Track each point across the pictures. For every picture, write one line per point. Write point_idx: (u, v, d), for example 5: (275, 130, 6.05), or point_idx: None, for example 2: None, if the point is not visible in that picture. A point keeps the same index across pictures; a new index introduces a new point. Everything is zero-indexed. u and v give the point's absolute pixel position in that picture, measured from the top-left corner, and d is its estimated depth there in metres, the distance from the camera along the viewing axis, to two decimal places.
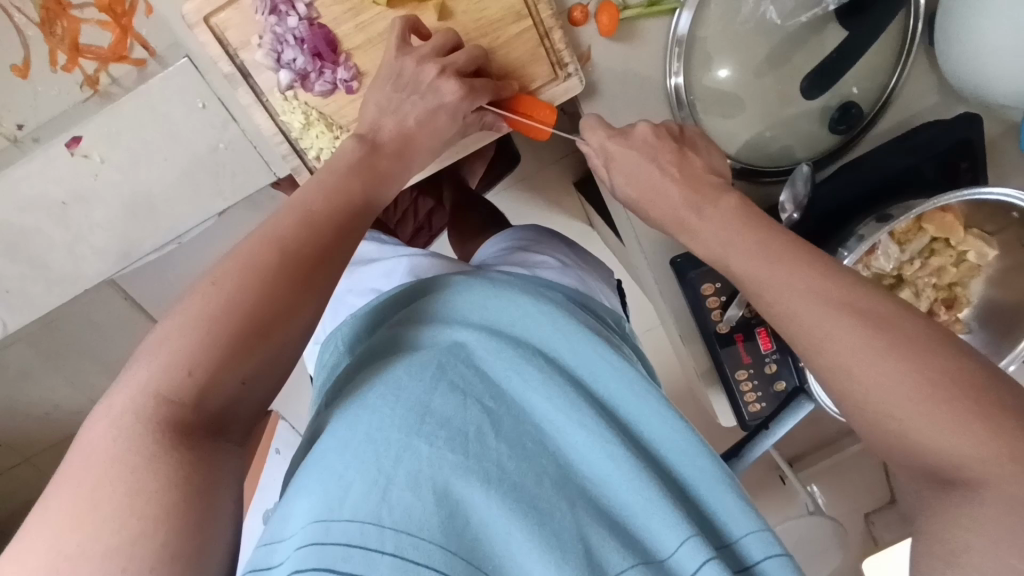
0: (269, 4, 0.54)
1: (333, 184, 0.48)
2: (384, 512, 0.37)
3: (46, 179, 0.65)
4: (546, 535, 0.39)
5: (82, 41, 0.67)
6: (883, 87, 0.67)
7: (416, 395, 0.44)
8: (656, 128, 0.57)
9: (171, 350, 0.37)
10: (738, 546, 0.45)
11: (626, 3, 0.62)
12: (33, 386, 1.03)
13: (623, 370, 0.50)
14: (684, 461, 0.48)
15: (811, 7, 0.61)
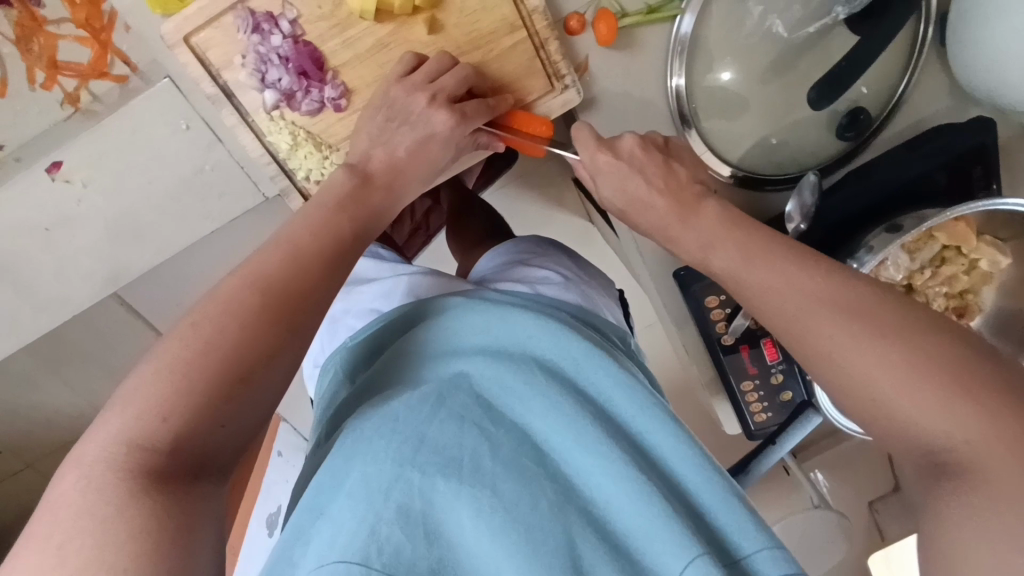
0: (251, 22, 0.52)
1: (320, 220, 0.47)
2: (373, 552, 0.36)
3: (28, 206, 0.61)
4: (540, 564, 0.37)
5: (60, 57, 0.65)
6: (891, 91, 0.65)
7: (412, 425, 0.42)
8: (642, 139, 0.54)
9: (145, 395, 0.36)
10: (748, 563, 0.41)
11: (625, 11, 0.59)
12: (28, 399, 1.02)
13: (627, 387, 0.48)
14: (692, 476, 0.45)
15: (819, 17, 0.58)
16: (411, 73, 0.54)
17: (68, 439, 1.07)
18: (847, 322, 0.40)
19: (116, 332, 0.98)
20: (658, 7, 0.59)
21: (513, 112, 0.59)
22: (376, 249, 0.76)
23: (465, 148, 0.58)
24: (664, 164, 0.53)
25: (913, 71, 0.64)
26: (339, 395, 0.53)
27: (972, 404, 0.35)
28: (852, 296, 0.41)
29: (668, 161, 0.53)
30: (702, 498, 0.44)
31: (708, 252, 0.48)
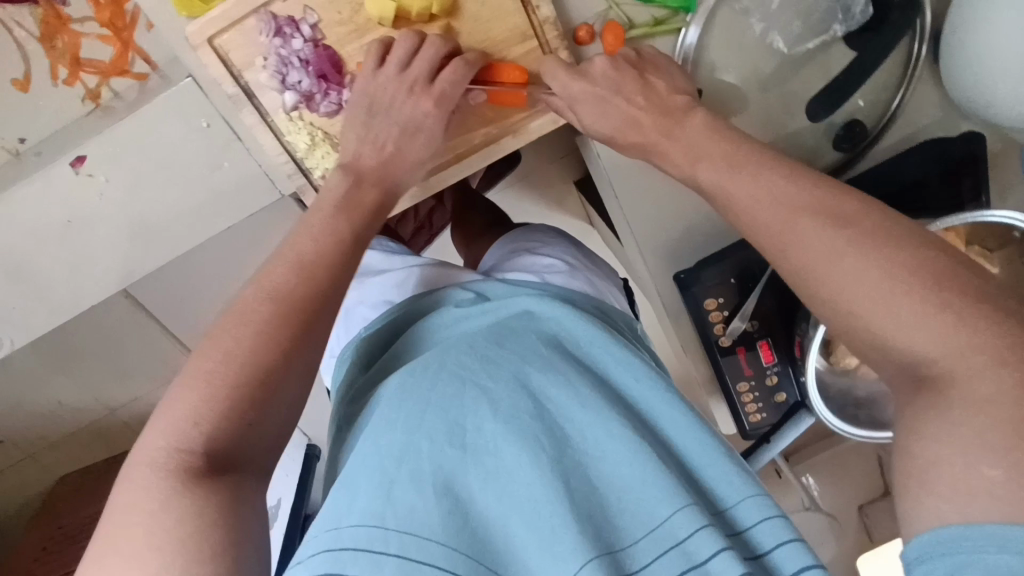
0: (274, 26, 0.54)
1: (329, 225, 0.51)
2: (387, 514, 0.38)
3: (50, 201, 0.62)
4: (543, 516, 0.39)
5: (82, 55, 0.67)
6: (887, 104, 0.67)
7: (418, 395, 0.44)
8: (612, 59, 0.56)
9: (186, 400, 0.40)
10: (731, 513, 0.43)
11: (633, 22, 0.60)
12: (38, 392, 1.05)
13: (622, 356, 0.50)
14: (683, 436, 0.47)
15: (819, 33, 0.61)
16: (381, 65, 0.54)
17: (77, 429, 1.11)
18: (836, 322, 0.42)
19: (123, 326, 1.01)
20: (664, 18, 0.60)
21: (483, 67, 0.58)
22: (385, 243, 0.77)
23: (456, 112, 0.61)
24: (640, 79, 0.55)
25: (907, 87, 0.66)
26: (354, 382, 0.55)
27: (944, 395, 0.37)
28: (836, 266, 0.41)
29: (643, 77, 0.56)
30: (690, 456, 0.46)
31: (694, 160, 0.51)
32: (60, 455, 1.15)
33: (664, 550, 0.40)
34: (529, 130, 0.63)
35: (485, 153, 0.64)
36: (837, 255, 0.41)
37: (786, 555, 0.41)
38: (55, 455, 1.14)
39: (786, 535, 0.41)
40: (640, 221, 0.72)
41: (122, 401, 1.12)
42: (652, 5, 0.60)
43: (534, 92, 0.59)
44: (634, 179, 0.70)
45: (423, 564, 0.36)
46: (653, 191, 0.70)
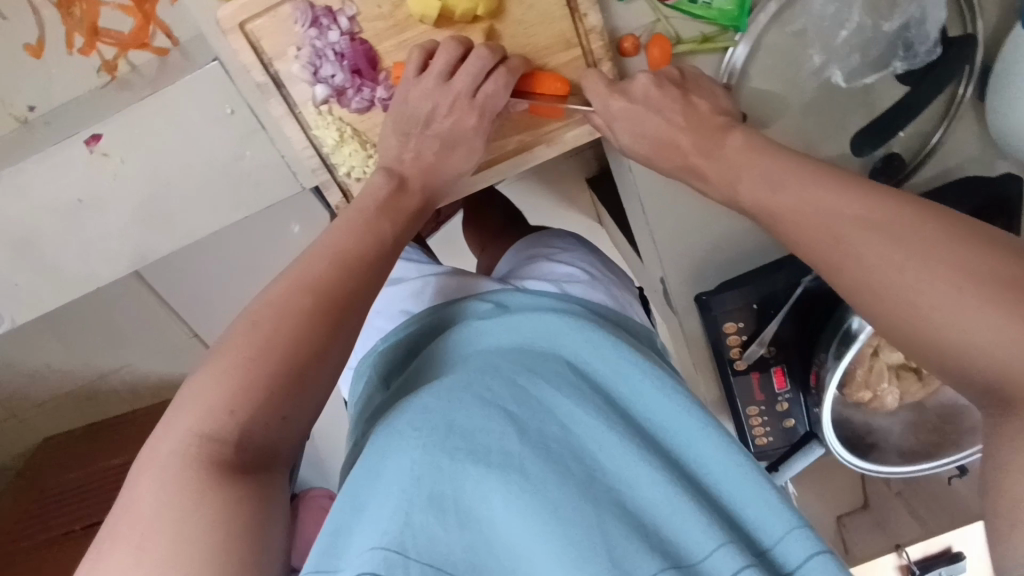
0: (310, 16, 0.51)
1: (361, 226, 0.49)
2: (408, 541, 0.35)
3: (61, 179, 0.60)
4: (576, 551, 0.35)
5: (101, 24, 0.64)
6: (926, 139, 0.66)
7: (439, 415, 0.41)
8: (656, 77, 0.54)
9: (208, 396, 0.39)
10: (774, 552, 0.40)
11: (680, 36, 0.57)
12: (41, 346, 1.12)
13: (651, 376, 0.47)
14: (719, 468, 0.43)
15: (878, 68, 0.59)
16: (422, 71, 0.53)
17: (79, 383, 1.19)
18: None
19: (127, 297, 1.07)
20: (710, 37, 0.57)
21: (524, 76, 0.56)
22: (413, 250, 0.75)
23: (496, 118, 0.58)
24: (684, 99, 0.53)
25: (948, 124, 0.65)
26: (373, 400, 0.53)
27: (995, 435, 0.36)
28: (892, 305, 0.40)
29: (686, 96, 0.53)
30: (727, 489, 0.43)
31: (732, 183, 0.49)
32: (57, 408, 1.23)
33: None
34: (563, 140, 0.61)
35: (515, 160, 0.62)
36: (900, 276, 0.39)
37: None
38: (54, 407, 1.22)
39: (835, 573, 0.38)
40: (667, 241, 0.69)
41: (111, 366, 1.19)
42: (700, 21, 0.57)
43: (573, 106, 0.57)
44: (664, 195, 0.66)
45: None
46: (682, 206, 0.67)
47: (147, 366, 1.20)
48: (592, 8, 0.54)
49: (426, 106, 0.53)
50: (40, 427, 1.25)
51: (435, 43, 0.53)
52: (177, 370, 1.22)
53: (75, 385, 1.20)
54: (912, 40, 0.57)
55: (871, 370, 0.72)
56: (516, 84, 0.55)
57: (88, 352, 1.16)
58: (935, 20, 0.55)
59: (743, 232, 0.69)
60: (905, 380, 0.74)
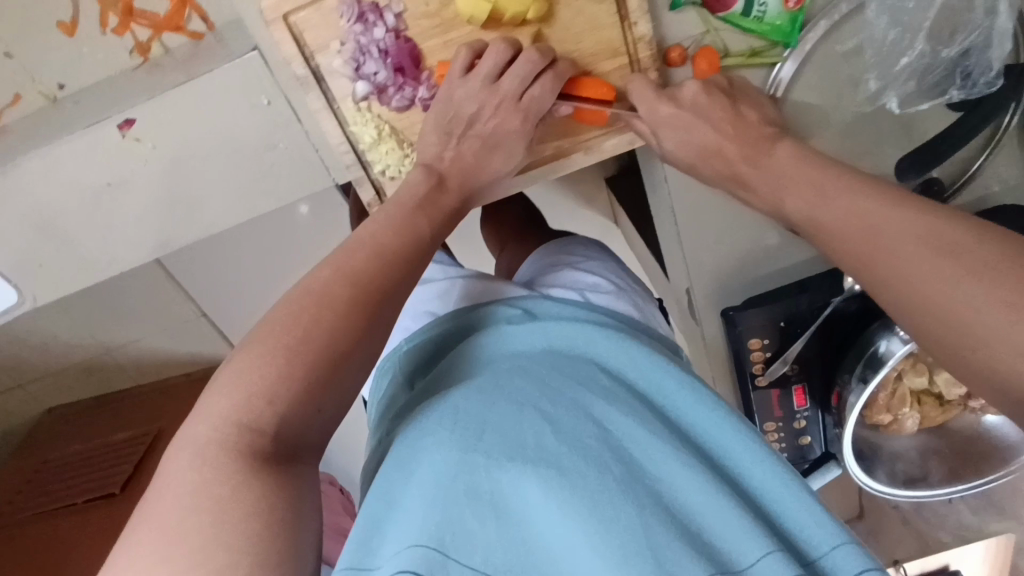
0: (356, 11, 0.50)
1: (399, 220, 0.49)
2: (448, 538, 0.35)
3: (91, 162, 0.59)
4: (618, 550, 0.34)
5: (136, 5, 0.62)
6: (966, 165, 0.65)
7: (475, 416, 0.41)
8: (704, 84, 0.53)
9: (245, 387, 0.39)
10: (821, 564, 0.37)
11: (728, 49, 0.56)
12: (53, 319, 1.12)
13: (684, 384, 0.46)
14: (759, 478, 0.41)
15: (933, 96, 0.58)
16: (469, 71, 0.52)
17: (87, 356, 1.19)
18: None
19: (140, 276, 1.07)
20: (759, 50, 0.56)
21: (572, 80, 0.54)
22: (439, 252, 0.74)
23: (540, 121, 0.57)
24: (731, 107, 0.52)
25: (991, 152, 0.64)
26: (397, 399, 0.52)
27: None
28: (942, 338, 0.39)
29: (735, 105, 0.52)
30: (768, 498, 0.40)
31: (778, 191, 0.49)
32: (63, 379, 1.23)
33: None
34: (600, 148, 0.60)
35: (552, 164, 0.61)
36: (955, 306, 0.38)
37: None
38: (60, 379, 1.22)
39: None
40: (697, 253, 0.68)
41: (117, 342, 1.18)
42: (750, 34, 0.56)
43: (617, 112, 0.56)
44: (698, 207, 0.65)
45: None
46: (715, 217, 0.66)
47: (153, 343, 1.19)
48: (642, 17, 0.53)
49: (471, 107, 0.52)
50: (46, 397, 1.26)
51: (482, 43, 0.52)
52: (185, 351, 1.22)
53: (82, 358, 1.20)
54: (972, 69, 0.55)
55: (894, 394, 0.72)
56: (563, 87, 0.54)
57: (97, 327, 1.16)
58: (998, 54, 0.54)
59: (776, 249, 0.69)
60: (923, 405, 0.74)
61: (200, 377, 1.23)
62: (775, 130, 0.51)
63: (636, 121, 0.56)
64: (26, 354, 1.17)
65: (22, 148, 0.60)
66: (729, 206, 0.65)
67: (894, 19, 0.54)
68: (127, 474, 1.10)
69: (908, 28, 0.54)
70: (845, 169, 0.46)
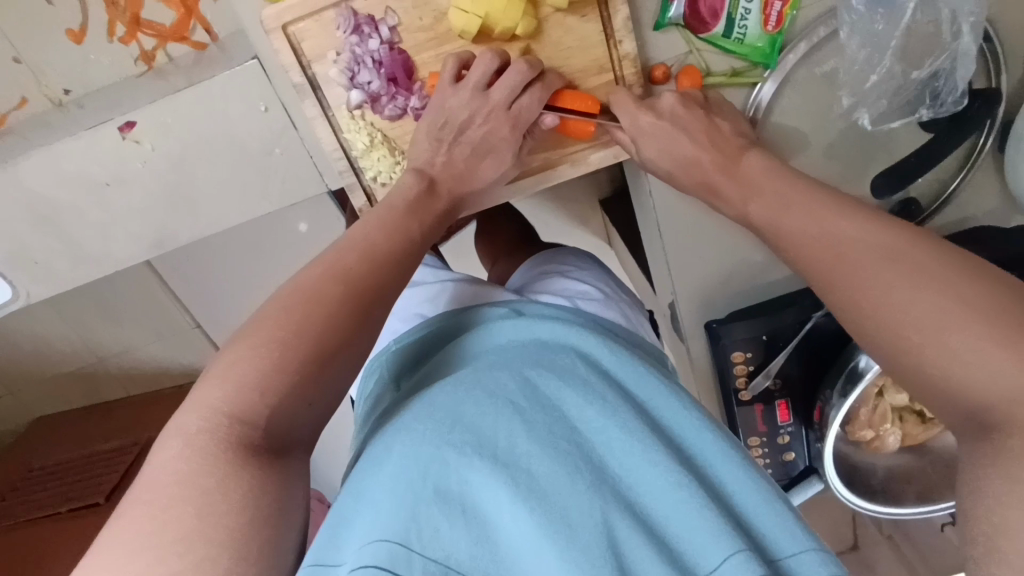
0: (353, 23, 0.52)
1: (391, 222, 0.50)
2: (413, 535, 0.36)
3: (90, 160, 0.61)
4: (580, 550, 0.35)
5: (143, 15, 0.65)
6: (944, 186, 0.67)
7: (451, 412, 0.42)
8: (682, 96, 0.55)
9: (230, 373, 0.40)
10: (787, 564, 0.38)
11: (710, 69, 0.58)
12: (47, 323, 1.13)
13: (663, 385, 0.46)
14: (731, 480, 0.42)
15: (905, 115, 0.59)
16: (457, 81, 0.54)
17: (78, 362, 1.20)
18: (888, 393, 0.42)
19: (134, 282, 1.08)
20: (741, 71, 0.58)
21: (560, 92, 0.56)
22: (429, 257, 0.76)
23: (528, 131, 0.58)
24: (707, 119, 0.54)
25: (968, 172, 0.65)
26: (383, 398, 0.53)
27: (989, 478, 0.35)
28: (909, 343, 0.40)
29: (709, 117, 0.54)
30: (739, 501, 0.41)
31: (745, 201, 0.51)
32: (54, 385, 1.23)
33: None
34: (587, 161, 0.62)
35: (539, 174, 0.62)
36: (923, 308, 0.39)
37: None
38: (51, 385, 1.22)
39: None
40: (682, 266, 0.70)
41: (109, 349, 1.19)
42: (732, 55, 0.58)
43: (602, 123, 0.57)
44: (683, 220, 0.67)
45: None
46: (700, 230, 0.67)
47: (145, 351, 1.20)
48: (627, 36, 0.55)
49: (462, 116, 0.54)
50: (35, 403, 1.26)
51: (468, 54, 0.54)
52: (175, 361, 1.22)
53: (73, 364, 1.20)
54: (941, 90, 0.57)
55: (876, 410, 0.73)
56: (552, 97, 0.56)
57: (89, 334, 1.16)
58: (964, 73, 0.55)
59: (761, 264, 0.70)
60: (904, 422, 0.75)
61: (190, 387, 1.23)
62: (754, 147, 0.53)
63: (619, 133, 0.58)
64: (18, 358, 1.17)
65: (23, 147, 0.62)
66: (714, 221, 0.67)
67: (865, 41, 0.55)
68: (113, 483, 1.10)
69: (879, 47, 0.56)
70: (819, 182, 0.48)
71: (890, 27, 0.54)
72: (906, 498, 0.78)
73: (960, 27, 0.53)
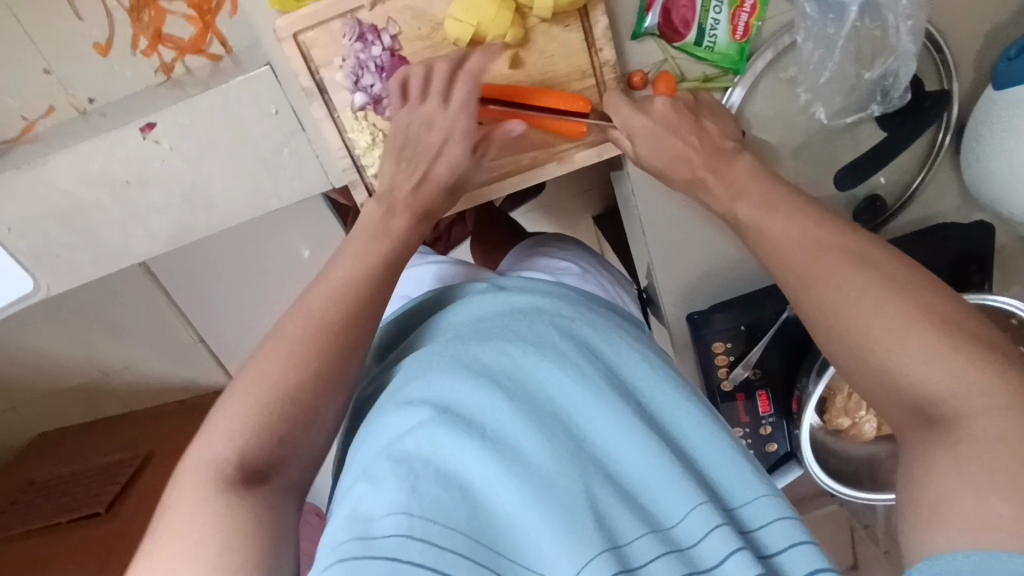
0: (358, 31, 0.58)
1: (386, 235, 0.56)
2: (414, 502, 0.37)
3: (113, 158, 0.67)
4: (564, 509, 0.38)
5: (165, 30, 0.72)
6: (907, 184, 0.72)
7: (437, 390, 0.44)
8: (673, 101, 0.60)
9: (248, 390, 0.46)
10: (739, 512, 0.43)
11: (684, 75, 0.64)
12: (54, 337, 1.16)
13: (633, 349, 0.50)
14: (692, 436, 0.45)
15: (857, 110, 0.65)
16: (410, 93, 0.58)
17: (83, 376, 1.22)
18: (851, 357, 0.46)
19: (139, 295, 1.11)
20: (713, 77, 0.63)
21: (545, 91, 0.61)
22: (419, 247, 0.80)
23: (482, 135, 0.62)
24: (685, 117, 0.59)
25: (927, 171, 0.70)
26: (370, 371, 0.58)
27: (936, 439, 0.40)
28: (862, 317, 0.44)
29: (699, 121, 0.59)
30: (700, 457, 0.45)
31: (734, 200, 0.54)
32: (58, 399, 1.25)
33: (677, 549, 0.39)
34: (571, 159, 0.66)
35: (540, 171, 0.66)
36: (866, 295, 0.45)
37: (796, 557, 0.40)
38: (55, 399, 1.25)
39: (797, 535, 0.41)
40: (665, 260, 0.74)
41: (113, 365, 1.21)
42: (703, 62, 0.63)
43: (595, 122, 0.62)
44: (663, 215, 0.71)
45: (449, 556, 0.35)
46: (679, 224, 0.72)
47: (148, 366, 1.22)
48: (607, 44, 0.60)
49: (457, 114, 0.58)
50: (39, 417, 1.28)
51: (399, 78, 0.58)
52: (177, 379, 1.23)
53: (78, 378, 1.22)
54: (889, 87, 0.62)
55: (849, 399, 0.77)
56: (481, 94, 0.60)
57: (94, 349, 1.19)
58: (907, 71, 0.61)
59: (739, 256, 0.74)
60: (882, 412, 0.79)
61: (193, 400, 1.25)
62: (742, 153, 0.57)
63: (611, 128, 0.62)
64: (26, 371, 1.20)
65: (52, 149, 0.68)
66: (693, 216, 0.71)
67: (818, 43, 0.61)
68: (113, 494, 1.12)
69: (830, 47, 0.61)
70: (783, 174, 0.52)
71: (840, 29, 0.60)
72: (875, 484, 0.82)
73: (900, 29, 0.59)
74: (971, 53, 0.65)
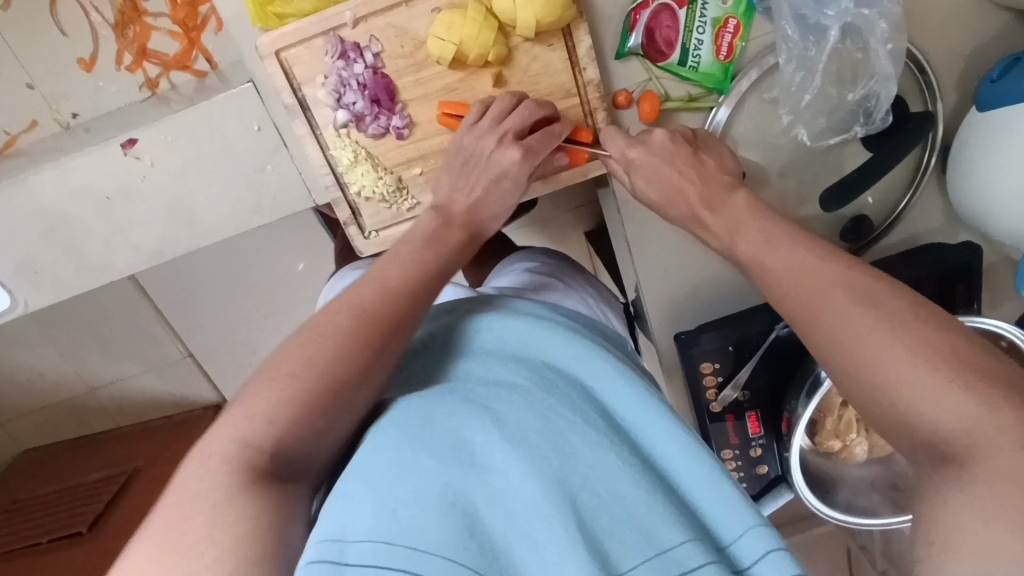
0: (340, 49, 0.57)
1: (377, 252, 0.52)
2: (392, 528, 0.34)
3: (97, 174, 0.66)
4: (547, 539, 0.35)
5: (150, 46, 0.72)
6: (894, 204, 0.71)
7: (421, 414, 0.41)
8: (671, 133, 0.57)
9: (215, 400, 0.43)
10: (733, 550, 0.39)
11: (668, 95, 0.64)
12: (40, 354, 1.15)
13: (625, 376, 0.47)
14: (683, 469, 0.43)
15: (841, 131, 0.65)
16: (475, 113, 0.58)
17: (67, 393, 1.20)
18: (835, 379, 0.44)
19: (127, 310, 1.10)
20: (697, 97, 0.63)
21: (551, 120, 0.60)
22: None
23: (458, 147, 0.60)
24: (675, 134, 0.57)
25: (914, 191, 0.70)
26: None
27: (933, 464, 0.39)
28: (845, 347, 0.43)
29: (696, 154, 0.56)
30: (691, 493, 0.42)
31: (732, 238, 0.52)
32: (43, 416, 1.23)
33: None
34: (558, 179, 0.66)
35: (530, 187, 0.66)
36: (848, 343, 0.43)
37: None
38: (40, 415, 1.22)
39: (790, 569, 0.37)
40: (652, 279, 0.74)
41: (100, 381, 1.19)
42: (687, 82, 0.63)
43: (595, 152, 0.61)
44: (649, 233, 0.71)
45: None
46: (666, 242, 0.71)
47: (135, 382, 1.20)
48: (591, 63, 0.60)
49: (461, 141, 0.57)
50: (24, 435, 1.26)
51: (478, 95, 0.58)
52: (165, 394, 1.22)
53: (63, 395, 1.20)
54: (872, 108, 0.62)
55: (840, 419, 0.75)
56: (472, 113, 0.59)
57: (80, 365, 1.17)
58: (888, 94, 0.60)
59: (726, 274, 0.74)
60: (873, 434, 0.77)
61: (180, 418, 1.23)
62: (737, 188, 0.54)
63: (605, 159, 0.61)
64: (10, 387, 1.18)
65: (36, 163, 0.68)
66: (680, 234, 0.71)
67: (800, 64, 0.61)
68: (95, 513, 1.09)
69: (811, 70, 0.61)
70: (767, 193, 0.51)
71: (821, 52, 0.60)
72: (869, 506, 0.80)
73: (880, 52, 0.58)
74: (952, 75, 0.65)
